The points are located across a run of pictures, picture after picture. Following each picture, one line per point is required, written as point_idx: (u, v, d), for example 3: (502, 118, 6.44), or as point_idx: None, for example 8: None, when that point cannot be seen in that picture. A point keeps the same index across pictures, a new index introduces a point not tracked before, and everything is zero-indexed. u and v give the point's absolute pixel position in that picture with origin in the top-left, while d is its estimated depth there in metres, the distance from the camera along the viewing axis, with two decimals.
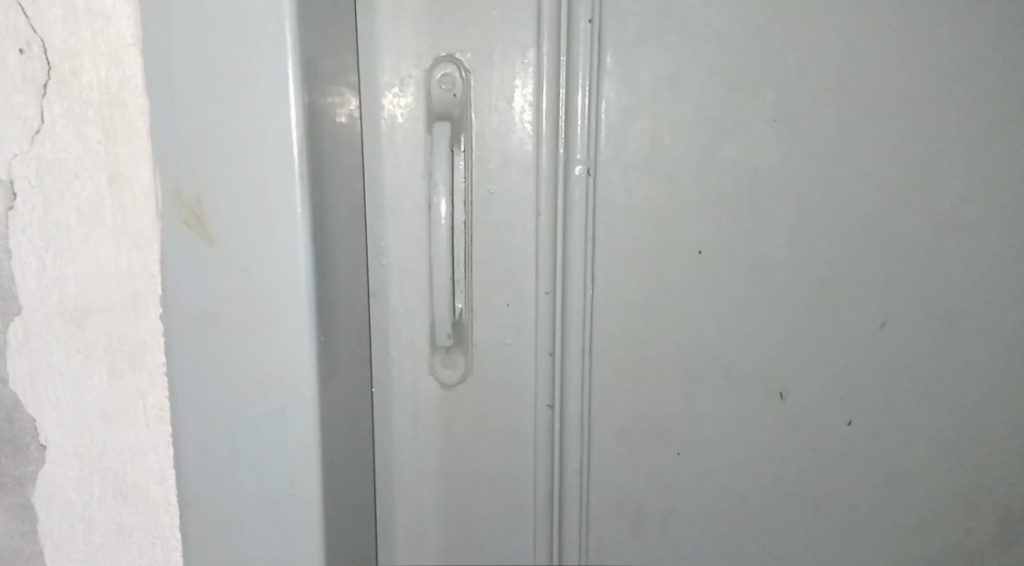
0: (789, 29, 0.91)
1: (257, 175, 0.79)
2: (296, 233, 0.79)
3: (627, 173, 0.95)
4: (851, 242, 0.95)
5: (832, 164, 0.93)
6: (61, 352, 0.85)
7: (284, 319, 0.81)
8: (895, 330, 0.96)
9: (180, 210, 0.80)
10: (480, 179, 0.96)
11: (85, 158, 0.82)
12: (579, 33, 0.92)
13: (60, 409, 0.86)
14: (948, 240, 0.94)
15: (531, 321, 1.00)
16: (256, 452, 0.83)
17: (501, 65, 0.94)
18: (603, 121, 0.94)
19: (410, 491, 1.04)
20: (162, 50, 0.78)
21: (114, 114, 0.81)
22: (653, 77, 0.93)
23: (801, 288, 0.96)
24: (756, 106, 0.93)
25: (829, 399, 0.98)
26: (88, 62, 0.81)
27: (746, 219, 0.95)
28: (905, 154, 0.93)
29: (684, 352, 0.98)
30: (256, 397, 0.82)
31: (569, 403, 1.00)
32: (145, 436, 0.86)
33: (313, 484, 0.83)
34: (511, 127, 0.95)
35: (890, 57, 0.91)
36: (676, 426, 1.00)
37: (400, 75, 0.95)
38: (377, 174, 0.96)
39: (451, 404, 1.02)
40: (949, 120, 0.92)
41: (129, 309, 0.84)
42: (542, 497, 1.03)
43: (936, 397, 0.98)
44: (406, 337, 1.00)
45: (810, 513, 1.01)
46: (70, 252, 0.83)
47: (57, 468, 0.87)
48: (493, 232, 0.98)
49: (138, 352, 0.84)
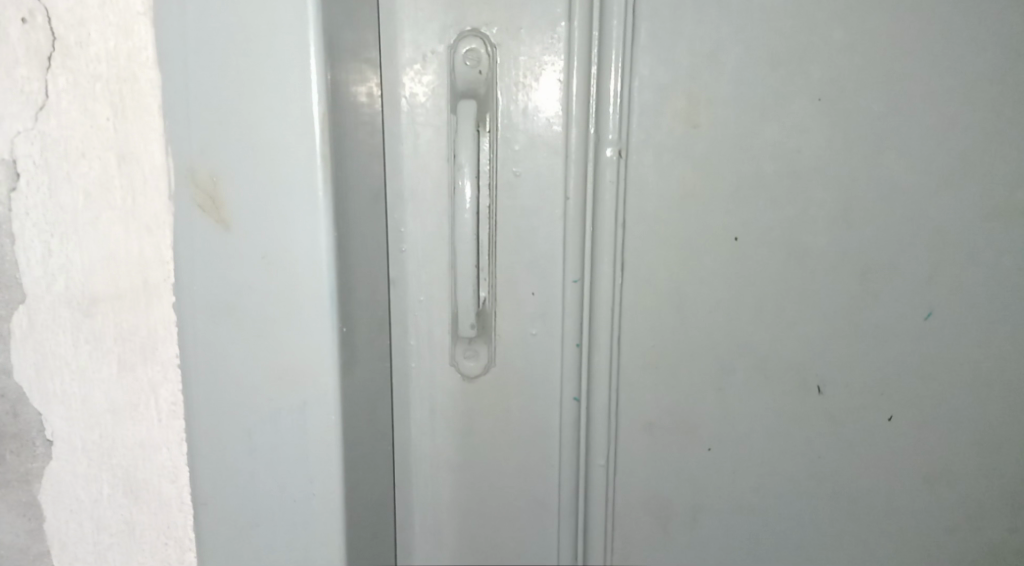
0: (835, 4, 0.86)
1: (276, 156, 0.74)
2: (317, 218, 0.75)
3: (661, 155, 0.90)
4: (897, 229, 0.90)
5: (878, 148, 0.89)
6: (68, 341, 0.81)
7: (305, 310, 0.77)
8: (940, 323, 0.92)
9: (194, 193, 0.75)
10: (507, 161, 0.92)
11: (93, 137, 0.77)
12: (613, 7, 0.87)
13: (67, 403, 0.82)
14: (999, 229, 0.89)
15: (558, 311, 0.95)
16: (275, 449, 0.79)
17: (529, 41, 0.89)
18: (636, 101, 0.89)
19: (430, 487, 1.01)
20: (174, 22, 0.73)
21: (123, 89, 0.76)
22: (690, 54, 0.88)
23: (843, 278, 0.92)
24: (798, 85, 0.88)
25: (869, 394, 0.94)
26: (95, 33, 0.76)
27: (786, 207, 0.90)
28: (955, 138, 0.88)
29: (718, 344, 0.94)
30: (274, 391, 0.78)
31: (597, 397, 0.96)
32: (157, 432, 0.82)
33: (333, 483, 0.80)
34: (538, 107, 0.91)
35: (943, 34, 0.86)
36: (708, 421, 0.96)
37: (422, 51, 0.90)
38: (397, 156, 0.91)
39: (474, 398, 0.98)
40: (1003, 101, 0.87)
41: (140, 298, 0.80)
42: (567, 494, 1.00)
43: (981, 393, 0.93)
44: (425, 327, 0.96)
45: (846, 513, 0.97)
46: (77, 237, 0.79)
47: (64, 464, 0.84)
48: (520, 217, 0.93)
49: (149, 343, 0.80)
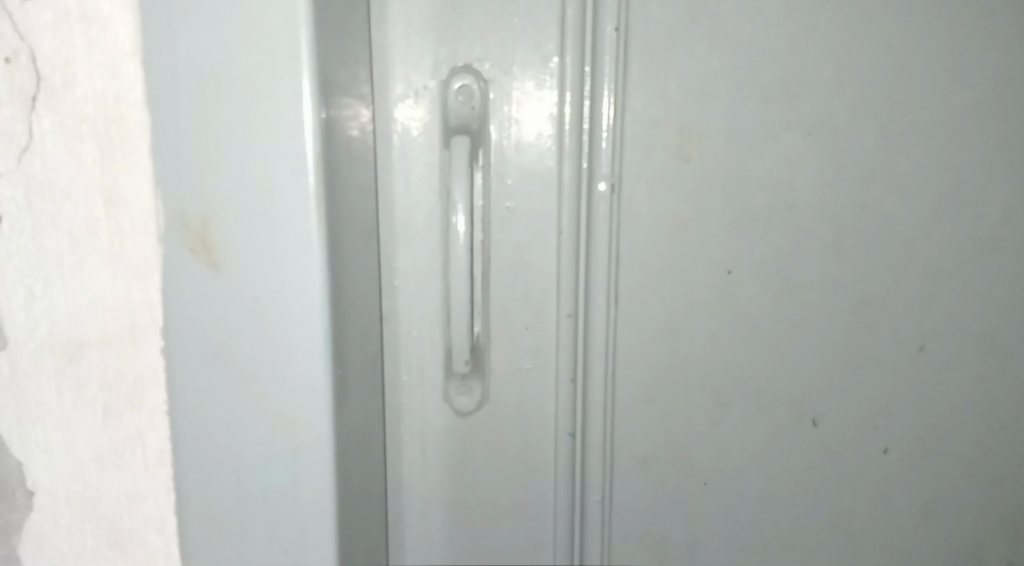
0: (827, 39, 0.87)
1: (268, 196, 0.73)
2: (311, 260, 0.73)
3: (654, 190, 0.90)
4: (890, 262, 0.90)
5: (869, 180, 0.89)
6: (51, 388, 0.79)
7: (297, 354, 0.75)
8: (934, 355, 0.92)
9: (184, 235, 0.74)
10: (499, 195, 0.91)
11: (79, 178, 0.76)
12: (606, 42, 0.87)
13: (49, 452, 0.80)
14: (990, 260, 0.90)
15: (551, 346, 0.94)
16: (267, 495, 0.77)
17: (521, 76, 0.89)
18: (628, 135, 0.89)
19: (423, 529, 0.98)
20: (165, 62, 0.72)
21: (111, 129, 0.75)
22: (683, 89, 0.88)
23: (837, 311, 0.91)
24: (790, 119, 0.88)
25: (864, 427, 0.93)
26: (82, 73, 0.75)
27: (779, 239, 0.90)
28: (946, 170, 0.88)
29: (713, 379, 0.93)
30: (266, 437, 0.76)
31: (592, 433, 0.95)
32: (144, 480, 0.80)
33: (326, 529, 0.77)
34: (530, 142, 0.90)
35: (932, 70, 0.87)
36: (704, 456, 0.95)
37: (414, 87, 0.89)
38: (388, 192, 0.90)
39: (467, 435, 0.97)
40: (993, 134, 0.87)
41: (127, 342, 0.78)
42: (563, 532, 0.98)
43: (977, 424, 0.93)
44: (417, 364, 0.94)
45: (844, 549, 0.96)
46: (61, 280, 0.77)
47: (47, 515, 0.81)
48: (513, 251, 0.92)
49: (136, 389, 0.78)
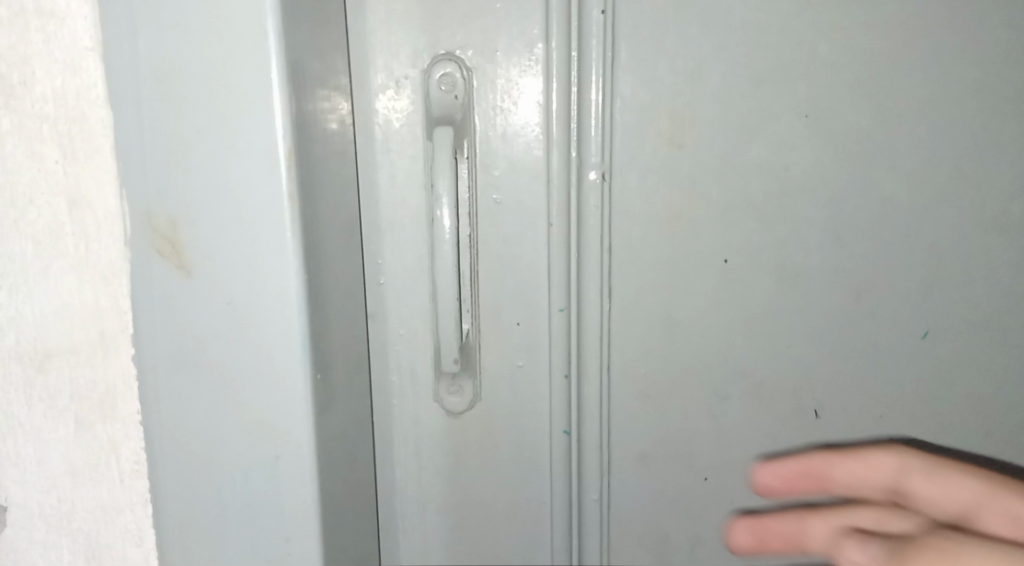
0: (821, 17, 0.83)
1: (240, 196, 0.70)
2: (285, 262, 0.71)
3: (645, 178, 0.87)
4: (890, 247, 0.87)
5: (868, 164, 0.86)
6: (20, 400, 0.77)
7: (274, 359, 0.72)
8: (938, 343, 0.89)
9: (153, 238, 0.71)
10: (486, 188, 0.88)
11: (40, 181, 0.73)
12: (592, 26, 0.84)
13: (20, 466, 0.78)
14: (994, 243, 0.87)
15: (544, 342, 0.92)
16: (248, 505, 0.75)
17: (506, 63, 0.86)
18: (618, 121, 0.86)
19: (416, 532, 0.96)
20: (128, 58, 0.70)
21: (72, 129, 0.72)
22: (673, 73, 0.85)
23: (837, 299, 0.89)
24: (786, 102, 0.85)
25: (868, 418, 0.91)
26: (40, 71, 0.72)
27: (777, 227, 0.87)
28: (948, 151, 0.85)
29: (712, 372, 0.91)
30: (244, 445, 0.74)
31: (588, 428, 0.93)
32: (120, 493, 0.77)
33: (311, 540, 0.75)
34: (517, 131, 0.87)
35: (932, 46, 0.83)
36: (703, 449, 0.92)
37: (395, 77, 0.86)
38: (371, 186, 0.87)
39: (459, 435, 0.94)
40: (995, 112, 0.84)
41: (96, 350, 0.75)
42: (560, 531, 0.96)
43: (982, 412, 0.90)
44: (407, 363, 0.92)
45: None
46: (26, 287, 0.75)
47: (21, 531, 0.80)
48: (502, 245, 0.89)
49: (109, 398, 0.76)
